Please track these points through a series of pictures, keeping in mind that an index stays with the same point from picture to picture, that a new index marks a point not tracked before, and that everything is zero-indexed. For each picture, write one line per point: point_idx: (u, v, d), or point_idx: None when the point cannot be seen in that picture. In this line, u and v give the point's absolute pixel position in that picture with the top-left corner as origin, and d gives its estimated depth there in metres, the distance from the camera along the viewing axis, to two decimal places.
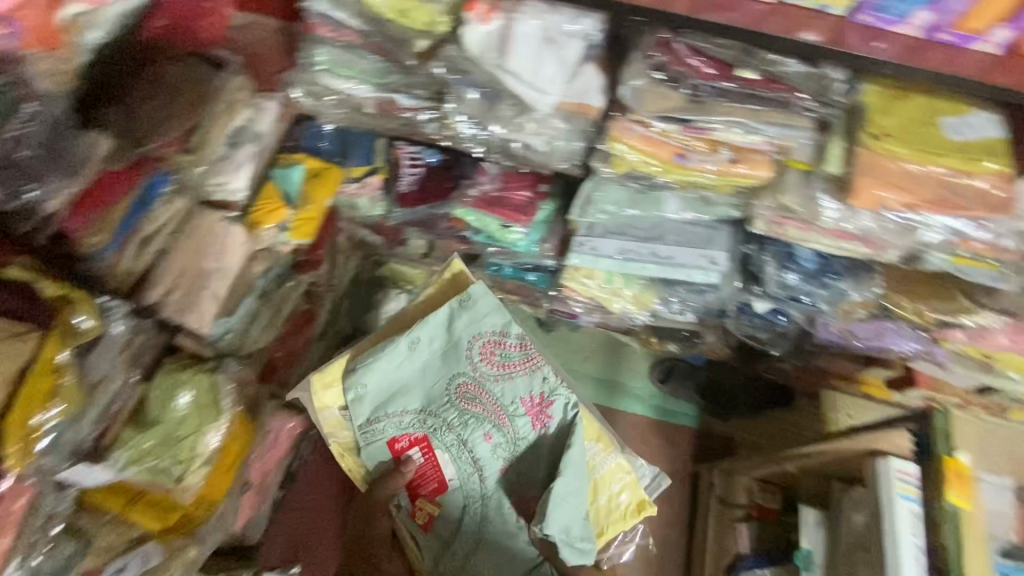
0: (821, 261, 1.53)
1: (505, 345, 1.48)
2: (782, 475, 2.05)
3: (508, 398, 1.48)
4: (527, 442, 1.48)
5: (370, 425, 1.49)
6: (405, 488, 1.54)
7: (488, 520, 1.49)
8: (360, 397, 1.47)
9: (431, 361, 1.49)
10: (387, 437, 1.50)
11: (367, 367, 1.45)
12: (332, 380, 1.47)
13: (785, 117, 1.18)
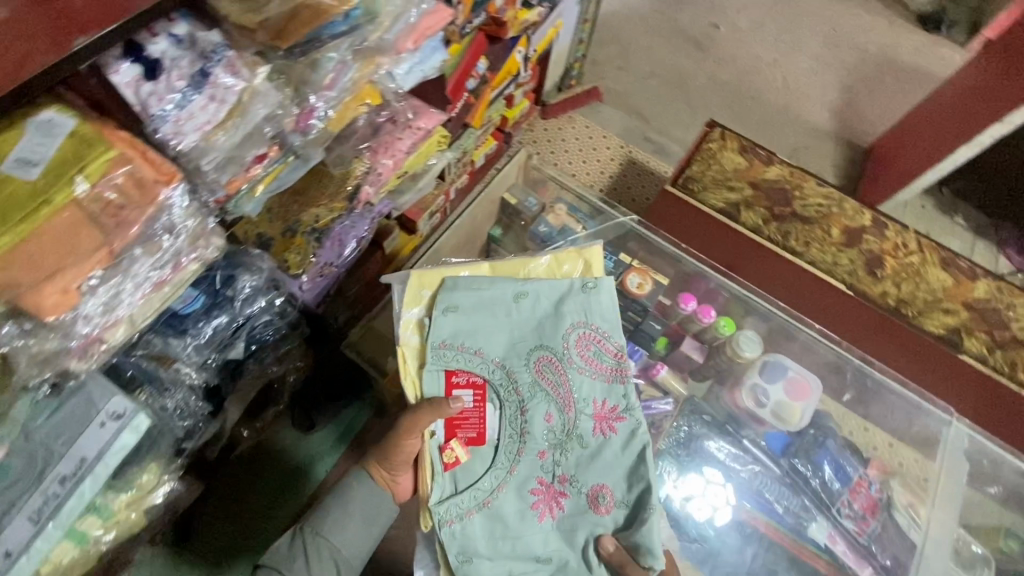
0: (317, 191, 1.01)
1: (601, 339, 0.84)
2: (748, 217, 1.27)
3: (586, 395, 0.81)
4: (599, 460, 0.78)
5: (441, 350, 0.81)
6: (447, 420, 0.79)
7: (512, 518, 0.76)
8: (451, 314, 0.82)
9: (546, 315, 0.85)
10: (449, 351, 0.81)
11: (465, 285, 0.84)
12: (434, 280, 0.85)
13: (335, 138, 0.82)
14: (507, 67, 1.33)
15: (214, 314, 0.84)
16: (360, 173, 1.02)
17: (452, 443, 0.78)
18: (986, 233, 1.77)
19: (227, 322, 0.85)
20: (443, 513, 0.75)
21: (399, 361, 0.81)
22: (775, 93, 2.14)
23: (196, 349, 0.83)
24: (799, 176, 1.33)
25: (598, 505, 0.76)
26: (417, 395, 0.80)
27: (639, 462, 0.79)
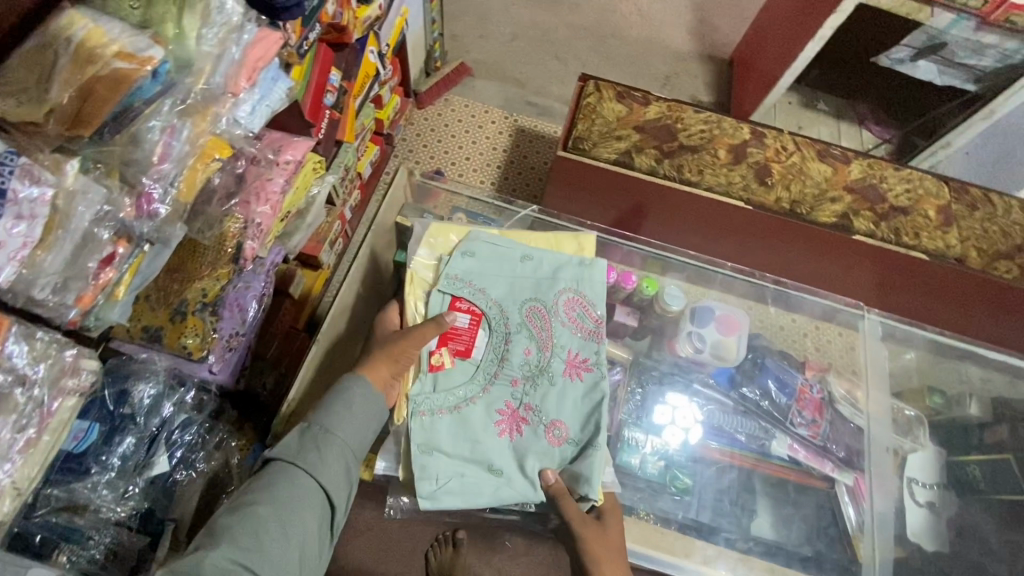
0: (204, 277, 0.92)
1: (587, 304, 0.82)
2: (640, 162, 1.30)
3: (564, 344, 0.80)
4: (569, 400, 0.76)
5: (451, 278, 0.82)
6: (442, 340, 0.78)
7: (474, 428, 0.74)
8: (464, 256, 0.83)
9: (543, 269, 0.84)
10: (452, 271, 0.82)
11: (487, 238, 0.85)
12: (460, 229, 0.87)
13: (179, 210, 0.72)
14: (363, 70, 1.24)
15: (117, 439, 0.85)
16: (237, 230, 0.91)
17: (448, 356, 0.77)
18: (846, 113, 1.92)
19: (135, 441, 0.87)
20: (420, 404, 0.75)
21: (406, 288, 0.81)
22: (634, 27, 2.17)
23: (109, 483, 0.82)
24: (677, 108, 1.37)
25: (552, 433, 0.74)
26: (421, 310, 0.80)
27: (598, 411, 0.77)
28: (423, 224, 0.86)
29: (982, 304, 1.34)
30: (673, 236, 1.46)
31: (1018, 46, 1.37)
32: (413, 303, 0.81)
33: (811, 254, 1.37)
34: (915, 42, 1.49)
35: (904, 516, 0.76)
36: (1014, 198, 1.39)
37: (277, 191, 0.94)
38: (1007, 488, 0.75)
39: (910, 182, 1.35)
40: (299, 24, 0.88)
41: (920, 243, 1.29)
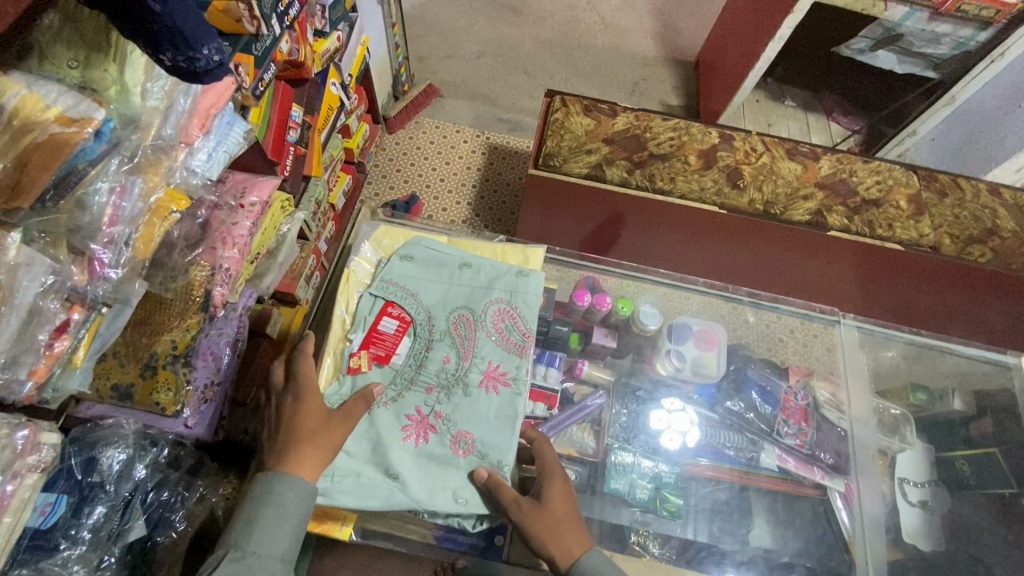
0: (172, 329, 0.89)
1: (517, 318, 0.79)
2: (612, 174, 1.31)
3: (486, 354, 0.76)
4: (484, 406, 0.73)
5: (384, 281, 0.80)
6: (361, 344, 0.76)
7: (378, 433, 0.70)
8: (403, 260, 0.83)
9: (477, 278, 0.82)
10: (381, 276, 0.81)
11: (429, 244, 0.85)
12: (404, 235, 0.87)
13: (137, 268, 0.71)
14: (326, 102, 1.22)
15: (87, 509, 0.81)
16: (204, 278, 0.88)
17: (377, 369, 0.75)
18: (814, 106, 1.95)
19: (106, 510, 0.83)
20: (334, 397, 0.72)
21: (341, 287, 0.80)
22: (599, 36, 2.18)
23: (81, 558, 0.78)
24: (645, 117, 1.37)
25: (456, 442, 0.71)
26: (349, 309, 0.78)
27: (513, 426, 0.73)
28: (373, 229, 0.86)
29: (960, 289, 1.36)
30: (651, 243, 1.46)
31: (973, 32, 1.40)
32: (352, 305, 0.79)
33: (781, 245, 1.36)
34: (873, 35, 1.49)
35: (896, 516, 0.75)
36: (980, 181, 1.41)
37: (244, 235, 0.93)
38: (995, 480, 0.75)
39: (880, 174, 1.36)
40: (253, 66, 0.87)
41: (893, 234, 1.30)
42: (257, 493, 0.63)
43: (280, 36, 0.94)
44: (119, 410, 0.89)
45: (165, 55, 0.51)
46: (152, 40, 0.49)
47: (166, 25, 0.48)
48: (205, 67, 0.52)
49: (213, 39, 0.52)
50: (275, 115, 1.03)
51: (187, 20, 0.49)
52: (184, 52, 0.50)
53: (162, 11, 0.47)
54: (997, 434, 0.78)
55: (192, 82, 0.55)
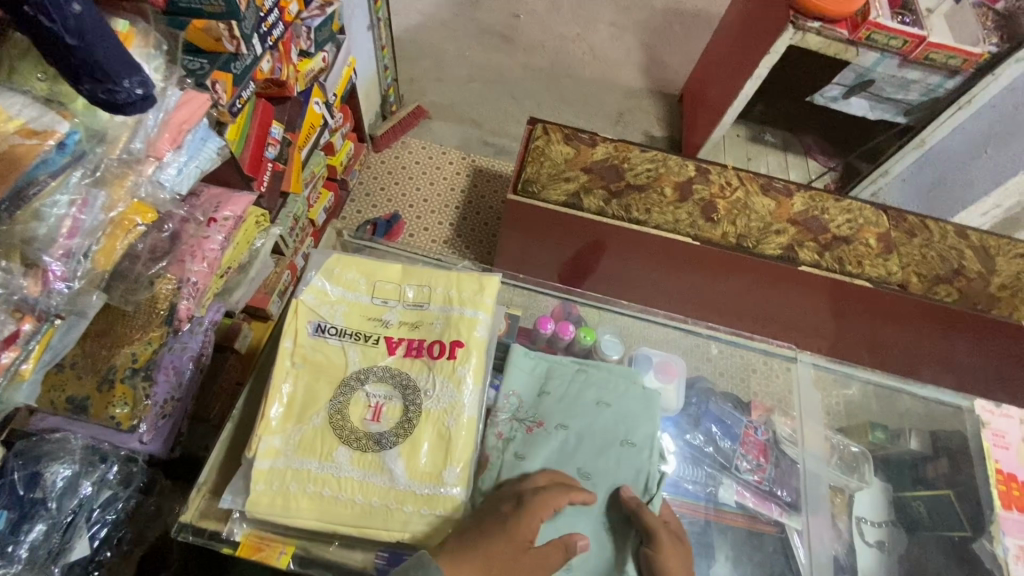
0: (134, 340, 0.87)
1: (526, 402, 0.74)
2: (589, 204, 1.33)
3: (582, 463, 0.70)
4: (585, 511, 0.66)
5: (454, 321, 0.60)
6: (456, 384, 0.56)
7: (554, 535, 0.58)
8: (448, 307, 0.61)
9: (590, 386, 0.77)
10: (443, 316, 0.61)
11: (432, 272, 0.64)
12: (351, 261, 0.64)
13: (95, 278, 0.69)
14: (309, 121, 1.23)
15: (25, 527, 0.80)
16: (170, 292, 0.87)
17: (434, 372, 0.57)
18: (792, 143, 2.00)
19: (46, 528, 0.82)
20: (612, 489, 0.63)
21: (286, 315, 0.59)
22: (587, 66, 2.23)
23: None
24: (623, 148, 1.41)
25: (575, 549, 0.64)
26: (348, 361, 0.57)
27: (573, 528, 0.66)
28: (323, 254, 0.64)
29: (930, 327, 1.37)
30: (631, 270, 1.47)
31: (941, 80, 1.46)
32: (303, 339, 0.58)
33: (760, 279, 1.37)
34: (845, 81, 1.54)
35: (853, 557, 0.74)
36: (947, 222, 1.44)
37: (215, 250, 0.92)
38: (954, 524, 0.75)
39: (850, 213, 1.40)
40: (231, 84, 0.88)
41: (862, 271, 1.32)
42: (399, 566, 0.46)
43: (260, 55, 0.95)
44: (71, 422, 0.87)
45: (84, 86, 0.54)
46: (71, 72, 0.52)
47: (84, 58, 0.51)
48: (125, 99, 0.56)
49: (135, 72, 0.56)
50: (253, 131, 1.04)
51: (107, 53, 0.53)
52: (103, 84, 0.54)
53: (78, 45, 0.50)
54: (953, 475, 0.78)
55: (112, 111, 0.58)
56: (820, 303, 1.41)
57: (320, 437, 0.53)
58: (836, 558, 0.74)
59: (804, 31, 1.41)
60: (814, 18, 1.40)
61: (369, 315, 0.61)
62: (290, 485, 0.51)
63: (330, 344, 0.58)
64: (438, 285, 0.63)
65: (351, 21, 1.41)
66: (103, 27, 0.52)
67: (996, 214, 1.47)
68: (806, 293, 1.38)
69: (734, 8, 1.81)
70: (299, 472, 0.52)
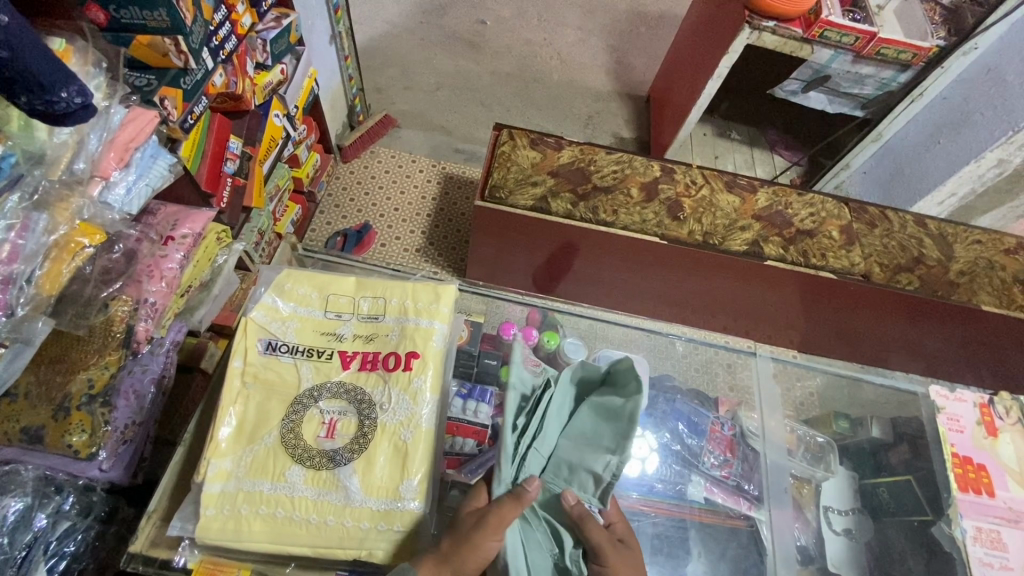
0: (87, 364, 0.85)
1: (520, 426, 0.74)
2: (556, 206, 1.33)
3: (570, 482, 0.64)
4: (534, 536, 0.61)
5: (410, 332, 0.59)
6: (414, 397, 0.56)
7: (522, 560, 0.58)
8: (405, 319, 0.61)
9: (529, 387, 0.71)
10: (403, 326, 0.60)
11: (386, 283, 0.63)
12: (306, 276, 0.63)
13: (41, 302, 0.67)
14: (268, 134, 1.21)
15: None
16: (126, 314, 0.86)
17: (390, 385, 0.56)
18: (758, 140, 2.03)
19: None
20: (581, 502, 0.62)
21: (236, 333, 0.58)
22: (555, 71, 2.25)
23: None
24: (589, 151, 1.42)
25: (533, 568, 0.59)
26: (309, 380, 0.56)
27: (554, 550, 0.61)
28: (274, 269, 0.63)
29: (896, 314, 1.40)
30: (603, 272, 1.48)
31: (894, 73, 1.50)
32: (253, 358, 0.57)
33: (730, 275, 1.39)
34: (804, 76, 1.58)
35: (823, 546, 0.75)
36: (908, 213, 1.48)
37: (173, 269, 0.91)
38: (914, 508, 0.75)
39: (813, 206, 1.43)
40: (181, 99, 0.86)
41: (827, 263, 1.35)
42: None
43: (213, 69, 0.94)
44: (26, 454, 0.83)
45: (19, 98, 0.53)
46: (5, 85, 0.52)
47: (17, 69, 0.51)
48: (64, 109, 0.56)
49: (70, 82, 0.56)
50: (209, 145, 1.02)
51: (39, 64, 0.52)
52: (39, 96, 0.54)
53: (9, 56, 0.50)
54: (915, 460, 0.79)
55: (51, 123, 0.57)
56: (791, 296, 1.43)
57: (272, 457, 0.52)
58: (805, 548, 0.75)
59: (759, 30, 1.44)
60: (768, 18, 1.43)
61: (323, 330, 0.60)
62: (247, 506, 0.50)
63: (284, 361, 0.57)
64: (392, 295, 0.62)
65: (311, 32, 1.39)
66: (30, 36, 0.52)
67: (951, 203, 1.50)
68: (776, 287, 1.41)
69: (694, 9, 1.84)
70: (251, 494, 0.51)
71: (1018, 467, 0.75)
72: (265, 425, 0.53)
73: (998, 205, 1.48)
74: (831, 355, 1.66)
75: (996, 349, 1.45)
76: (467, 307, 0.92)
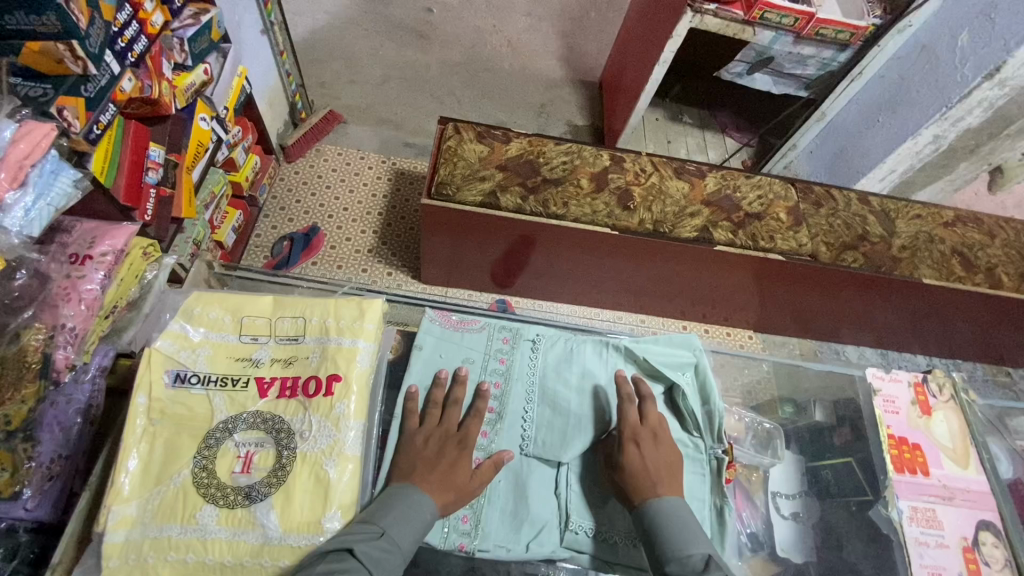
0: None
1: (507, 385, 0.75)
2: (505, 200, 1.30)
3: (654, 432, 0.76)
4: (579, 497, 0.70)
5: (334, 351, 0.57)
6: (343, 420, 0.53)
7: (529, 497, 0.69)
8: (335, 343, 0.57)
9: (587, 360, 0.79)
10: (328, 345, 0.57)
11: (307, 304, 0.60)
12: (225, 300, 0.60)
13: None
14: (196, 139, 1.14)
15: None
16: (41, 344, 0.81)
17: (310, 412, 0.54)
18: (710, 122, 2.04)
19: None
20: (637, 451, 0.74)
21: (138, 366, 0.54)
22: (506, 59, 2.20)
23: None
24: (537, 143, 1.40)
25: (460, 536, 0.65)
26: (232, 411, 0.53)
27: (582, 496, 0.70)
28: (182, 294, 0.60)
29: (845, 290, 1.44)
30: (558, 265, 1.48)
31: (833, 54, 1.52)
32: (160, 393, 0.53)
33: (683, 262, 1.40)
34: (747, 58, 1.58)
35: (771, 531, 0.76)
36: (852, 191, 1.51)
37: (94, 290, 0.87)
38: (853, 490, 0.77)
39: (761, 188, 1.44)
40: (83, 108, 0.80)
41: (775, 245, 1.36)
42: (384, 501, 0.55)
43: (121, 74, 0.87)
44: None
45: None
46: None
47: None
48: None
49: None
50: (125, 156, 0.95)
51: None
52: None
53: None
54: (857, 442, 0.80)
55: None
56: (743, 279, 1.45)
57: (180, 499, 0.49)
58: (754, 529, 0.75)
59: (701, 13, 1.44)
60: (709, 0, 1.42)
61: (238, 355, 0.57)
62: (158, 548, 0.47)
63: (201, 395, 0.54)
64: (313, 314, 0.59)
65: (239, 29, 1.32)
66: None
67: (892, 179, 1.53)
68: (729, 271, 1.42)
69: None
70: (158, 540, 0.48)
71: (951, 443, 0.78)
72: (178, 461, 0.50)
73: (936, 180, 1.52)
74: (786, 333, 1.70)
75: (938, 318, 1.50)
76: (404, 318, 0.87)
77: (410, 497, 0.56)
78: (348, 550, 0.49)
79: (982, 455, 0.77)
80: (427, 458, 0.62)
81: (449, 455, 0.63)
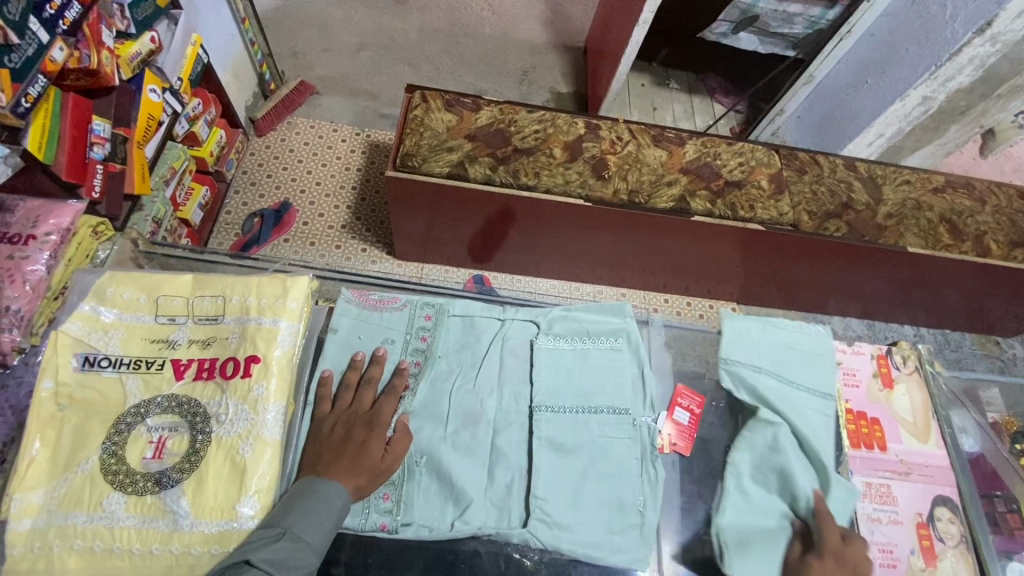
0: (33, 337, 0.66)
1: (430, 360, 0.74)
2: (472, 169, 1.26)
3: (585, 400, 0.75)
4: (506, 470, 0.70)
5: (252, 330, 0.60)
6: (260, 402, 0.57)
7: (458, 477, 0.68)
8: (253, 325, 0.60)
9: (515, 334, 0.79)
10: (248, 326, 0.60)
11: (223, 286, 0.63)
12: (140, 280, 0.63)
13: None
14: (147, 111, 1.10)
15: None
16: None
17: (228, 394, 0.57)
18: (698, 88, 1.97)
19: None
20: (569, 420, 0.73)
21: (46, 350, 0.57)
22: (487, 23, 2.11)
23: None
24: (509, 111, 1.35)
25: (382, 515, 0.65)
26: (146, 392, 0.57)
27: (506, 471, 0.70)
28: (96, 274, 0.62)
29: (831, 259, 1.40)
30: (534, 239, 1.44)
31: (822, 11, 1.45)
32: (68, 377, 0.57)
33: (659, 233, 1.36)
34: (733, 17, 1.51)
35: None
36: (838, 157, 1.46)
37: (38, 271, 0.84)
38: None
39: (743, 155, 1.39)
40: (9, 80, 0.77)
41: (755, 214, 1.31)
42: (295, 493, 0.57)
43: (51, 42, 0.83)
44: None
45: None
46: None
47: None
48: None
49: None
50: (66, 129, 0.91)
51: None
52: None
53: None
54: None
55: None
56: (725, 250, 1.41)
57: (87, 486, 0.53)
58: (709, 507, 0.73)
59: None
60: None
61: (154, 337, 0.61)
62: (68, 528, 0.52)
63: (117, 374, 0.58)
64: (233, 294, 0.62)
65: None
66: None
67: (880, 144, 1.48)
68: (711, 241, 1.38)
69: None
70: (63, 528, 0.52)
71: (912, 417, 0.77)
72: (84, 446, 0.54)
73: (926, 143, 1.46)
74: (770, 304, 1.67)
75: (927, 287, 1.47)
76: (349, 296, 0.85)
77: (318, 488, 0.57)
78: (246, 561, 0.51)
79: (944, 429, 0.76)
80: (335, 446, 0.63)
81: (359, 437, 0.64)
